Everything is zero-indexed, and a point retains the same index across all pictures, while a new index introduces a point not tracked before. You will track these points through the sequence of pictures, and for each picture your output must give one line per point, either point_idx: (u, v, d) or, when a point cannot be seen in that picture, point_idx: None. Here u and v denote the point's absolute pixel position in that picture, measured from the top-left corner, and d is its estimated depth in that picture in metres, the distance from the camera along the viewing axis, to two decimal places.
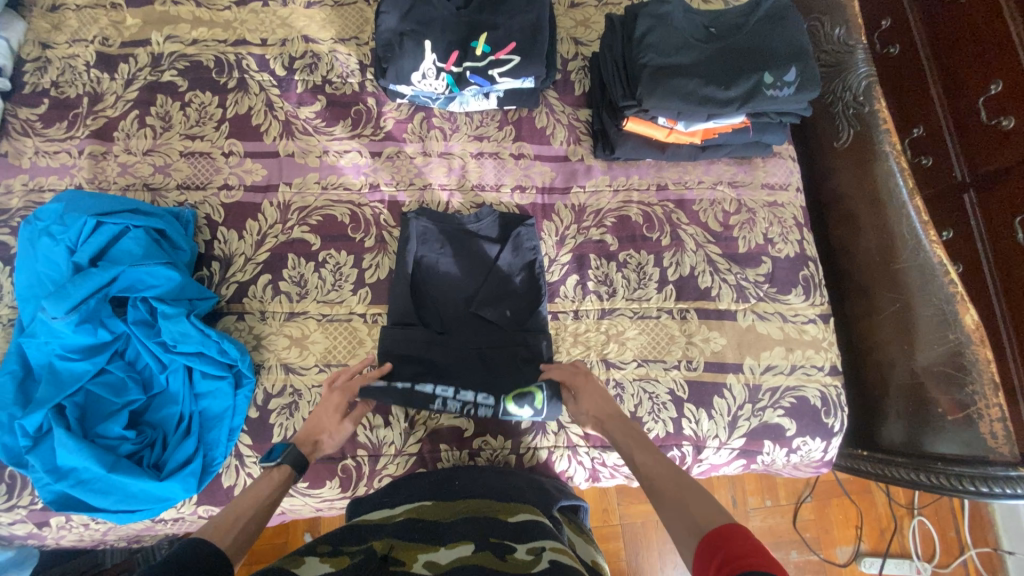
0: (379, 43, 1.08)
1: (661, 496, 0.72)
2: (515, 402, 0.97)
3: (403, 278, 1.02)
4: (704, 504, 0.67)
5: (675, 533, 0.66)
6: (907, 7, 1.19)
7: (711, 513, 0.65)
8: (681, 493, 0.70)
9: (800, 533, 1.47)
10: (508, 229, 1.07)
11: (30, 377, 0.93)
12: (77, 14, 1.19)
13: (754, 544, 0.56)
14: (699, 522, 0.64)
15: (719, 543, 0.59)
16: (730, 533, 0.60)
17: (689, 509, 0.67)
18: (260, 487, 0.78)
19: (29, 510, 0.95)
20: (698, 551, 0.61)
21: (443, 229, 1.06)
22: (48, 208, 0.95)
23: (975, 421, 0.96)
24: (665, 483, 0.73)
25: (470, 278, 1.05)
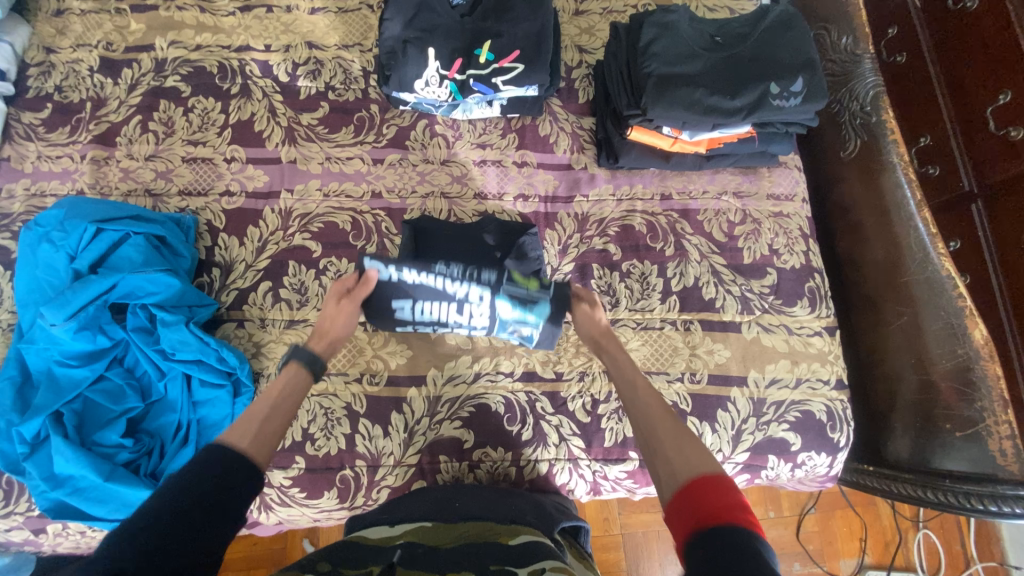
0: (382, 50, 1.07)
1: (653, 438, 0.66)
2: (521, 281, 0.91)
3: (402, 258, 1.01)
4: (696, 456, 0.62)
5: (655, 473, 0.64)
6: (914, 16, 1.18)
7: (696, 459, 0.61)
8: (671, 441, 0.65)
9: (803, 545, 1.44)
10: (510, 237, 1.05)
11: (29, 384, 0.93)
12: (81, 19, 1.19)
13: (736, 500, 0.55)
14: (683, 468, 0.61)
15: (698, 496, 0.57)
16: (710, 484, 0.58)
17: (681, 464, 0.62)
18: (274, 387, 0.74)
19: (26, 516, 0.95)
20: (673, 497, 0.59)
21: (439, 232, 1.04)
22: (49, 214, 0.95)
23: (983, 437, 0.94)
24: (658, 425, 0.67)
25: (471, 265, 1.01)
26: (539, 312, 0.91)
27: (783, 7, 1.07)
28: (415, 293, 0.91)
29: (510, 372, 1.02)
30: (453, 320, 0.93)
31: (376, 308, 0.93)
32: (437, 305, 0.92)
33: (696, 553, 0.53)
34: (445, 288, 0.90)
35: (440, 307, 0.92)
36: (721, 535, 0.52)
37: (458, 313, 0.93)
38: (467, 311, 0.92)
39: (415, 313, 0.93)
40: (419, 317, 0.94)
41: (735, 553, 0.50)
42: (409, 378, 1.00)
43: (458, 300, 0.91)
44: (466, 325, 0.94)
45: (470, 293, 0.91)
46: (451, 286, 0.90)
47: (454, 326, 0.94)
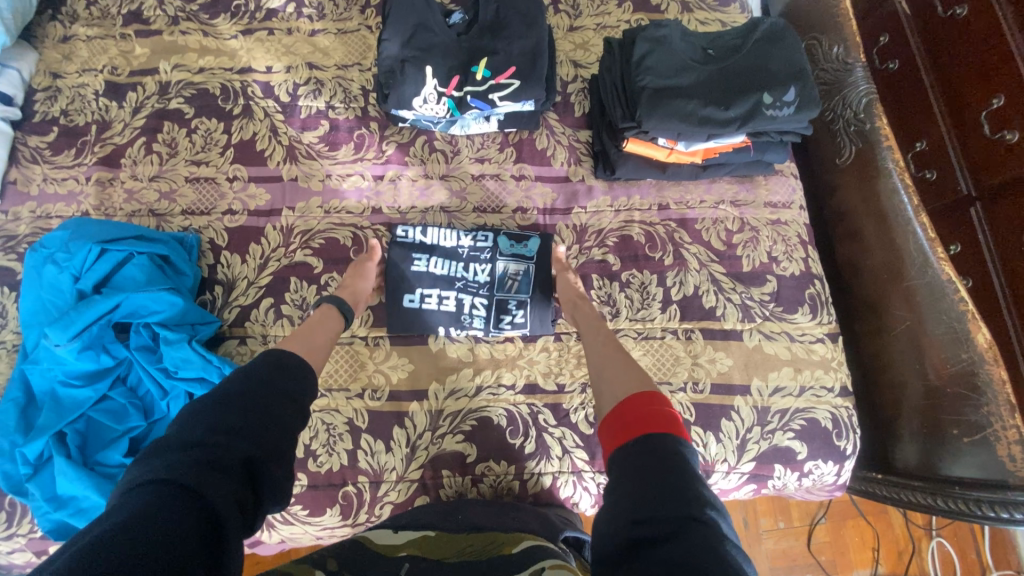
0: (381, 69, 1.09)
1: (605, 372, 0.84)
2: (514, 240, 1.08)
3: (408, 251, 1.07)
4: (639, 383, 0.77)
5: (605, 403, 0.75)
6: (906, 24, 1.19)
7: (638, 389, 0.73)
8: (618, 377, 0.80)
9: (815, 556, 1.42)
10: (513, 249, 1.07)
11: (33, 405, 0.93)
12: (87, 45, 1.22)
13: (663, 411, 0.66)
14: (625, 393, 0.75)
15: (632, 408, 0.68)
16: (643, 399, 0.69)
17: (625, 389, 0.77)
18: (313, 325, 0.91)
19: (28, 539, 0.94)
20: (611, 412, 0.71)
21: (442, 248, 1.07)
22: (54, 235, 0.96)
23: (991, 442, 0.93)
24: (612, 366, 0.84)
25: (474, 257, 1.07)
26: (533, 248, 1.07)
27: (773, 19, 1.09)
28: (432, 249, 1.07)
29: (512, 385, 1.01)
30: (460, 275, 1.06)
31: (396, 264, 1.06)
32: (449, 259, 1.07)
33: (624, 453, 0.63)
34: (457, 242, 1.07)
35: (451, 262, 1.06)
36: (647, 438, 0.62)
37: (466, 268, 1.06)
38: (473, 265, 1.07)
39: (429, 266, 1.06)
40: (432, 270, 1.06)
41: (656, 450, 0.60)
42: (410, 393, 1.00)
43: (467, 254, 1.07)
44: (472, 279, 1.06)
45: (477, 246, 1.07)
46: (462, 240, 1.07)
47: (460, 281, 1.06)
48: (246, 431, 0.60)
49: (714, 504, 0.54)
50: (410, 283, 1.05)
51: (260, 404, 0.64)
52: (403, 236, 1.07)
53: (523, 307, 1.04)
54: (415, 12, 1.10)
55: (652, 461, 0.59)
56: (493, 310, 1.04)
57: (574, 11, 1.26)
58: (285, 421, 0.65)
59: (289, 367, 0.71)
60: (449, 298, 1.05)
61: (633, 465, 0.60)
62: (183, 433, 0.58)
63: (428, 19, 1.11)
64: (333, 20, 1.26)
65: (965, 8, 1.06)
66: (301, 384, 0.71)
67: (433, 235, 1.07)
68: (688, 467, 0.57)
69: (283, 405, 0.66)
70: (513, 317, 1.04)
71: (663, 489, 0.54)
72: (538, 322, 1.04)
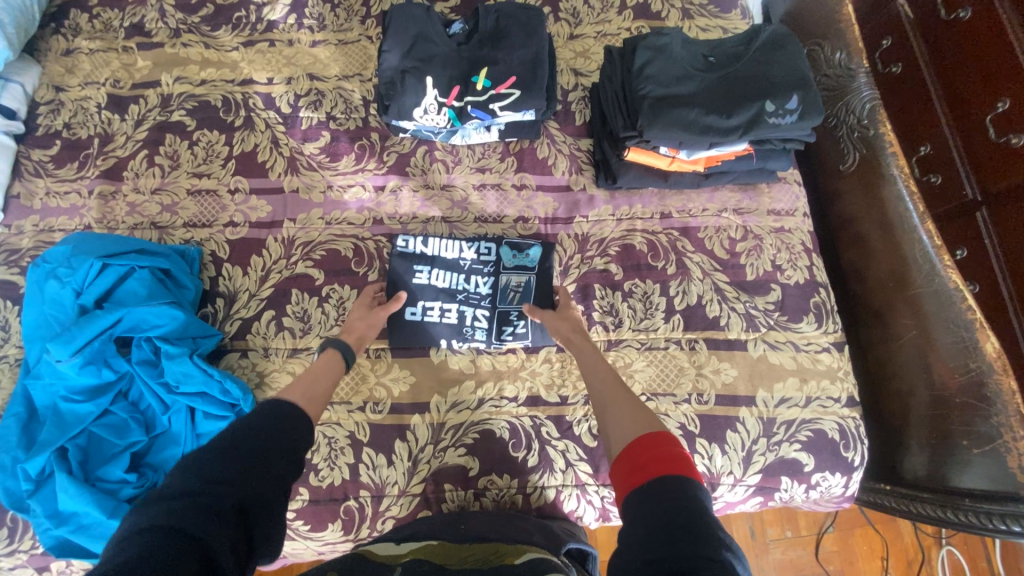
0: (381, 81, 1.09)
1: (608, 410, 0.78)
2: (516, 250, 1.07)
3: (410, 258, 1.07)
4: (645, 420, 0.72)
5: (611, 440, 0.74)
6: (908, 28, 1.18)
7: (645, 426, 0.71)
8: (622, 412, 0.76)
9: (823, 565, 1.40)
10: (513, 260, 1.06)
11: (35, 419, 0.93)
12: (90, 58, 1.23)
13: (675, 451, 0.64)
14: (631, 431, 0.71)
15: (641, 449, 0.66)
16: (652, 439, 0.67)
17: (630, 427, 0.72)
18: (313, 373, 0.85)
19: (30, 554, 0.94)
20: (619, 453, 0.69)
21: (445, 256, 1.07)
22: (56, 250, 0.96)
23: (1002, 454, 0.90)
24: (614, 403, 0.78)
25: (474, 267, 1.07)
26: (534, 258, 1.07)
27: (775, 26, 1.09)
28: (434, 260, 1.07)
29: (514, 397, 1.01)
30: (461, 287, 1.06)
31: (398, 275, 1.06)
32: (451, 271, 1.06)
33: (636, 495, 0.61)
34: (458, 254, 1.07)
35: (453, 274, 1.06)
36: (659, 479, 0.61)
37: (467, 280, 1.06)
38: (475, 277, 1.06)
39: (431, 278, 1.06)
40: (434, 281, 1.06)
41: (668, 491, 0.58)
42: (412, 405, 1.00)
43: (468, 266, 1.07)
44: (474, 291, 1.06)
45: (479, 258, 1.07)
46: (464, 252, 1.07)
47: (462, 293, 1.05)
48: (237, 480, 0.59)
49: (731, 547, 0.52)
50: (412, 294, 1.05)
51: (252, 453, 0.62)
52: (403, 246, 1.07)
53: (525, 317, 1.04)
54: (415, 23, 1.11)
55: (665, 504, 0.57)
56: (495, 321, 1.04)
57: (574, 19, 1.26)
58: (278, 471, 0.63)
59: (285, 413, 0.70)
60: (451, 310, 1.05)
61: (645, 508, 0.58)
62: (174, 484, 0.57)
63: (428, 29, 1.11)
64: (333, 31, 1.26)
65: (968, 11, 1.05)
66: (297, 431, 0.69)
67: (435, 246, 1.07)
68: (703, 508, 0.56)
69: (275, 453, 0.64)
70: (515, 328, 1.03)
71: (677, 531, 0.53)
72: (540, 334, 1.03)
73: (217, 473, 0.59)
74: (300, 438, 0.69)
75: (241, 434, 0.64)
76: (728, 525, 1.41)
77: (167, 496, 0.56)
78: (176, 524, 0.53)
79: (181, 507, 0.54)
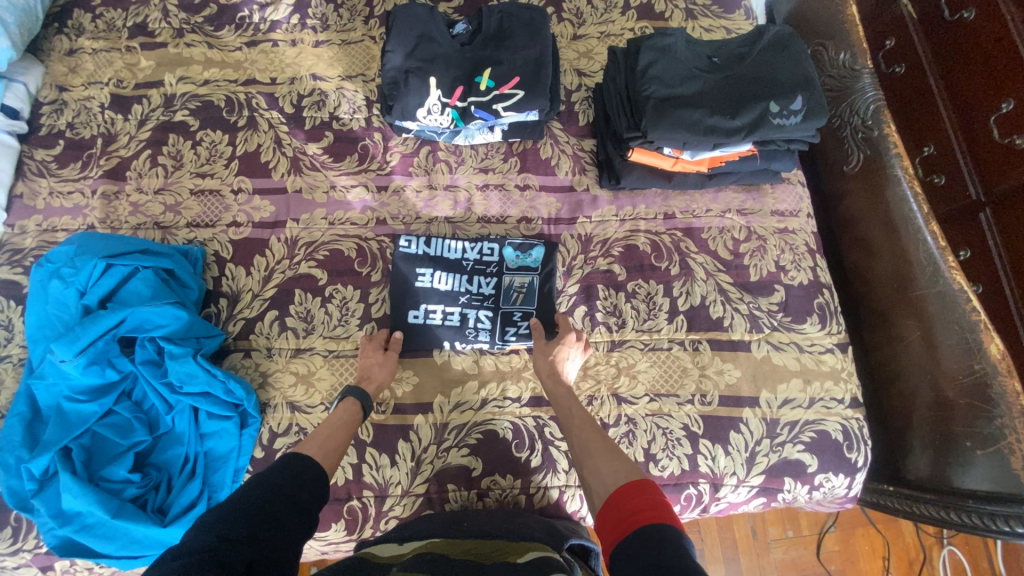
0: (384, 81, 1.09)
1: (588, 459, 0.77)
2: (521, 253, 1.07)
3: (413, 258, 1.06)
4: (624, 469, 0.71)
5: (592, 493, 0.72)
6: (910, 27, 1.18)
7: (624, 474, 0.70)
8: (603, 460, 0.75)
9: (824, 565, 1.40)
10: (519, 261, 1.06)
11: (39, 419, 0.93)
12: (93, 57, 1.23)
13: (656, 500, 0.63)
14: (610, 482, 0.69)
15: (622, 499, 0.65)
16: (633, 487, 0.66)
17: (610, 477, 0.70)
18: (332, 420, 0.87)
19: (34, 553, 0.94)
20: (601, 505, 0.68)
21: (450, 258, 1.06)
22: (60, 250, 0.96)
23: (1006, 456, 0.90)
24: (592, 454, 0.77)
25: (477, 268, 1.06)
26: (537, 257, 1.07)
27: (779, 26, 1.08)
28: (436, 261, 1.06)
29: (517, 398, 1.01)
30: (463, 289, 1.05)
31: (402, 279, 1.05)
32: (453, 272, 1.06)
33: (621, 548, 0.60)
34: (462, 254, 1.07)
35: (455, 275, 1.06)
36: (641, 529, 0.59)
37: (470, 281, 1.06)
38: (478, 278, 1.06)
39: (434, 281, 1.05)
40: (437, 285, 1.05)
41: (650, 541, 0.57)
42: (415, 406, 1.00)
43: (471, 266, 1.06)
44: (477, 292, 1.05)
45: (482, 258, 1.07)
46: (467, 251, 1.07)
47: (465, 296, 1.05)
48: (250, 537, 0.58)
49: None
50: (414, 297, 1.04)
51: (263, 509, 0.62)
52: (406, 247, 1.06)
53: (529, 319, 1.04)
54: (418, 23, 1.10)
55: (646, 554, 0.56)
56: (498, 321, 1.04)
57: (578, 19, 1.26)
58: (290, 527, 0.63)
59: (301, 472, 0.71)
60: (454, 313, 1.04)
61: (628, 562, 0.57)
62: (190, 540, 0.56)
63: (432, 29, 1.11)
64: (336, 32, 1.26)
65: (973, 11, 1.06)
66: (311, 487, 0.70)
67: (438, 246, 1.07)
68: (685, 553, 0.54)
69: (288, 510, 0.65)
70: (518, 329, 1.03)
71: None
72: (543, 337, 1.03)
73: (229, 529, 0.58)
74: (313, 496, 0.70)
75: (259, 488, 0.65)
76: (730, 525, 1.40)
77: (179, 551, 0.54)
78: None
79: (194, 560, 0.53)
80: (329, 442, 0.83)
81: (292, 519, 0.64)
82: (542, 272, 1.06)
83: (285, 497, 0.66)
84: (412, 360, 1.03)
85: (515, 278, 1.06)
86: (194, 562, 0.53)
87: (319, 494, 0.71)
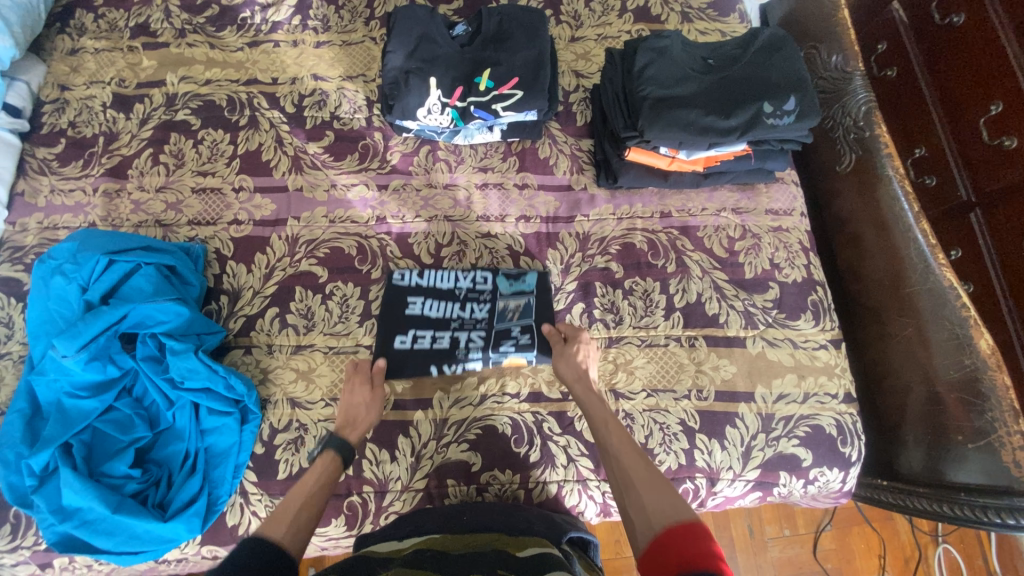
0: (385, 81, 1.11)
1: (629, 491, 0.76)
2: (513, 280, 1.07)
3: (405, 288, 1.06)
4: (674, 505, 0.70)
5: (633, 527, 0.72)
6: (903, 32, 1.22)
7: (671, 511, 0.69)
8: (649, 494, 0.74)
9: (821, 563, 1.41)
10: (514, 284, 1.07)
11: (39, 415, 0.93)
12: (95, 57, 1.24)
13: (705, 546, 0.62)
14: (659, 519, 0.69)
15: (673, 539, 0.64)
16: (684, 529, 0.65)
17: (657, 514, 0.70)
18: (309, 480, 0.84)
19: (32, 551, 0.94)
20: (648, 545, 0.67)
21: (441, 288, 1.07)
22: (62, 247, 0.97)
23: (996, 448, 0.92)
24: (641, 484, 0.76)
25: (469, 296, 1.06)
26: (532, 283, 1.07)
27: (773, 29, 1.11)
28: (428, 291, 1.07)
29: (516, 394, 1.02)
30: (455, 315, 1.05)
31: (393, 307, 1.05)
32: (444, 300, 1.06)
33: None
34: (454, 283, 1.07)
35: (447, 303, 1.06)
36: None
37: (462, 307, 1.06)
38: (471, 305, 1.06)
39: (424, 309, 1.05)
40: (427, 312, 1.05)
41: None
42: (415, 401, 1.01)
43: (464, 294, 1.06)
44: (469, 317, 1.05)
45: (474, 286, 1.07)
46: (460, 280, 1.07)
47: (457, 320, 1.05)
48: None
49: None
50: (403, 323, 1.04)
51: None
52: (400, 279, 1.07)
53: (529, 331, 1.04)
54: (419, 25, 1.12)
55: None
56: (492, 338, 1.03)
57: (575, 21, 1.28)
58: None
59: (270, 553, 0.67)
60: (444, 337, 1.04)
61: None
62: None
63: (432, 31, 1.12)
64: (337, 33, 1.27)
65: (962, 16, 1.08)
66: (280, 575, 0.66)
67: (430, 277, 1.07)
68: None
69: None
70: (516, 341, 1.03)
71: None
72: (545, 347, 1.03)
73: None
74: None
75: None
76: (727, 523, 1.41)
77: None
78: None
79: None
80: (304, 509, 0.78)
81: None
82: (538, 294, 1.07)
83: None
84: (403, 375, 1.01)
85: (510, 299, 1.06)
86: None
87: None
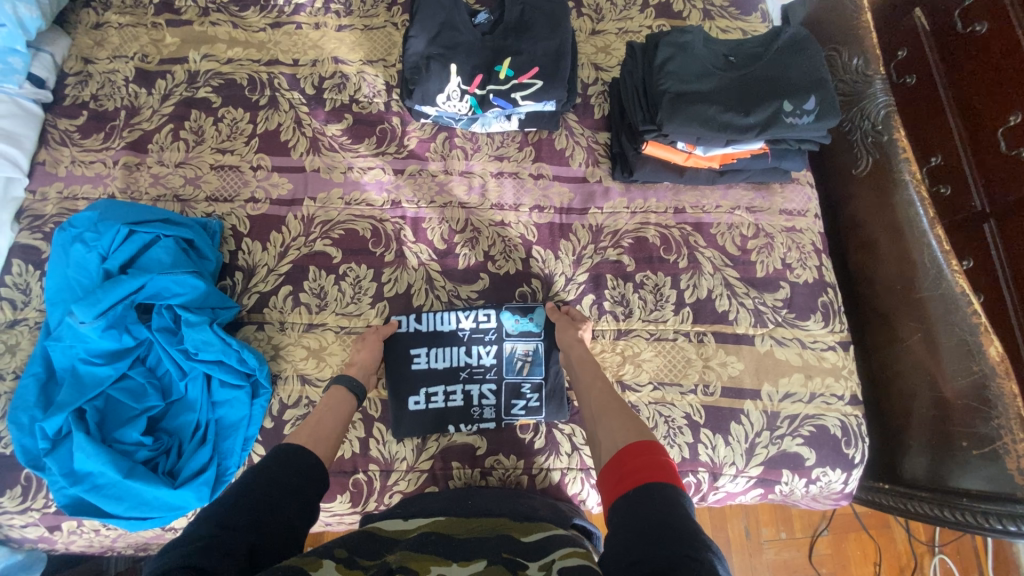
0: (406, 66, 1.11)
1: (602, 418, 0.78)
2: (517, 320, 1.03)
3: (408, 335, 1.02)
4: (635, 427, 0.73)
5: (599, 446, 0.75)
6: (924, 40, 1.21)
7: (630, 429, 0.72)
8: (614, 420, 0.76)
9: (816, 567, 1.41)
10: (519, 324, 1.03)
11: (53, 380, 0.95)
12: (118, 32, 1.25)
13: (659, 459, 0.64)
14: (621, 439, 0.71)
15: (628, 458, 0.66)
16: (638, 448, 0.67)
17: (620, 435, 0.72)
18: (326, 407, 0.87)
19: (42, 513, 0.96)
20: (607, 460, 0.69)
21: (444, 332, 1.03)
22: (83, 215, 0.98)
23: (1001, 456, 0.92)
24: (606, 413, 0.78)
25: (475, 342, 1.03)
26: (535, 321, 1.04)
27: (795, 28, 1.11)
28: (432, 339, 1.02)
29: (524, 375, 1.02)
30: (463, 363, 1.02)
31: (396, 361, 1.01)
32: (448, 347, 1.02)
33: (627, 499, 0.61)
34: (456, 326, 1.03)
35: (453, 350, 1.02)
36: (644, 488, 0.61)
37: (468, 353, 1.02)
38: (476, 349, 1.02)
39: (431, 361, 1.01)
40: (434, 364, 1.01)
41: (652, 497, 0.59)
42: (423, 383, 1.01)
43: (468, 337, 1.03)
44: (477, 365, 1.02)
45: (478, 326, 1.03)
46: (462, 322, 1.03)
47: (465, 371, 1.01)
48: (248, 526, 0.59)
49: (712, 547, 0.53)
50: (411, 382, 1.00)
51: (267, 494, 0.64)
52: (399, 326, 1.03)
53: (538, 390, 1.01)
54: (442, 11, 1.13)
55: (642, 512, 0.57)
56: (504, 396, 1.00)
57: (597, 15, 1.28)
58: (288, 513, 0.64)
59: (297, 459, 0.71)
60: (456, 393, 1.00)
61: (628, 513, 0.59)
62: (196, 527, 0.57)
63: (455, 17, 1.13)
64: (359, 17, 1.28)
65: (984, 25, 1.08)
66: (310, 474, 0.70)
67: (430, 321, 1.03)
68: (683, 515, 0.56)
69: (288, 498, 0.65)
70: (527, 402, 1.00)
71: (655, 540, 0.53)
72: (552, 406, 1.00)
73: (230, 518, 0.59)
74: (314, 483, 0.70)
75: (252, 488, 0.63)
76: (724, 524, 1.42)
77: (181, 540, 0.55)
78: (195, 565, 0.52)
79: (193, 549, 0.54)
80: (320, 429, 0.82)
81: (291, 511, 0.64)
82: (546, 338, 1.03)
83: (286, 485, 0.66)
84: (412, 430, 0.98)
85: (516, 345, 1.03)
86: (194, 551, 0.54)
87: (319, 482, 0.71)
